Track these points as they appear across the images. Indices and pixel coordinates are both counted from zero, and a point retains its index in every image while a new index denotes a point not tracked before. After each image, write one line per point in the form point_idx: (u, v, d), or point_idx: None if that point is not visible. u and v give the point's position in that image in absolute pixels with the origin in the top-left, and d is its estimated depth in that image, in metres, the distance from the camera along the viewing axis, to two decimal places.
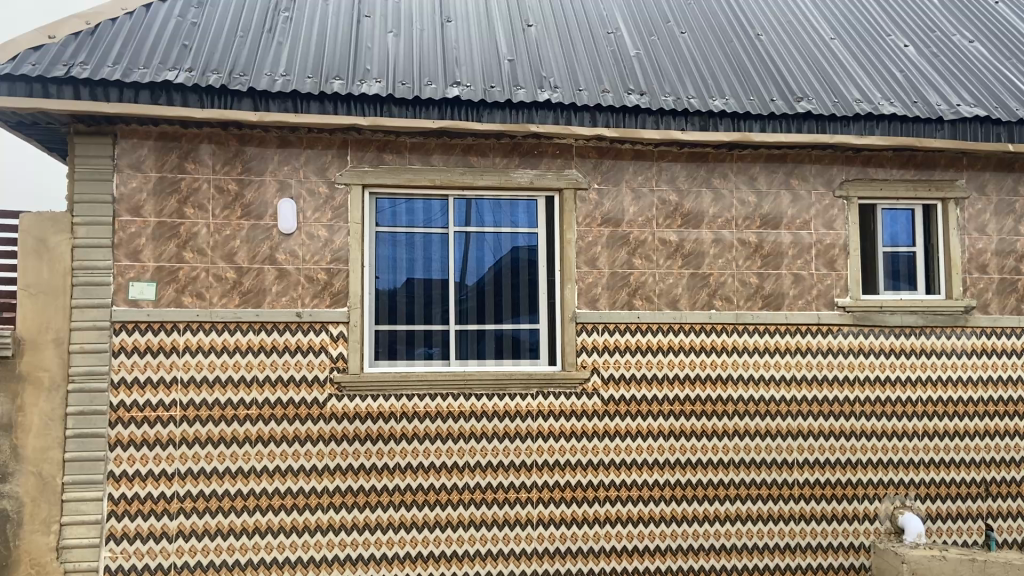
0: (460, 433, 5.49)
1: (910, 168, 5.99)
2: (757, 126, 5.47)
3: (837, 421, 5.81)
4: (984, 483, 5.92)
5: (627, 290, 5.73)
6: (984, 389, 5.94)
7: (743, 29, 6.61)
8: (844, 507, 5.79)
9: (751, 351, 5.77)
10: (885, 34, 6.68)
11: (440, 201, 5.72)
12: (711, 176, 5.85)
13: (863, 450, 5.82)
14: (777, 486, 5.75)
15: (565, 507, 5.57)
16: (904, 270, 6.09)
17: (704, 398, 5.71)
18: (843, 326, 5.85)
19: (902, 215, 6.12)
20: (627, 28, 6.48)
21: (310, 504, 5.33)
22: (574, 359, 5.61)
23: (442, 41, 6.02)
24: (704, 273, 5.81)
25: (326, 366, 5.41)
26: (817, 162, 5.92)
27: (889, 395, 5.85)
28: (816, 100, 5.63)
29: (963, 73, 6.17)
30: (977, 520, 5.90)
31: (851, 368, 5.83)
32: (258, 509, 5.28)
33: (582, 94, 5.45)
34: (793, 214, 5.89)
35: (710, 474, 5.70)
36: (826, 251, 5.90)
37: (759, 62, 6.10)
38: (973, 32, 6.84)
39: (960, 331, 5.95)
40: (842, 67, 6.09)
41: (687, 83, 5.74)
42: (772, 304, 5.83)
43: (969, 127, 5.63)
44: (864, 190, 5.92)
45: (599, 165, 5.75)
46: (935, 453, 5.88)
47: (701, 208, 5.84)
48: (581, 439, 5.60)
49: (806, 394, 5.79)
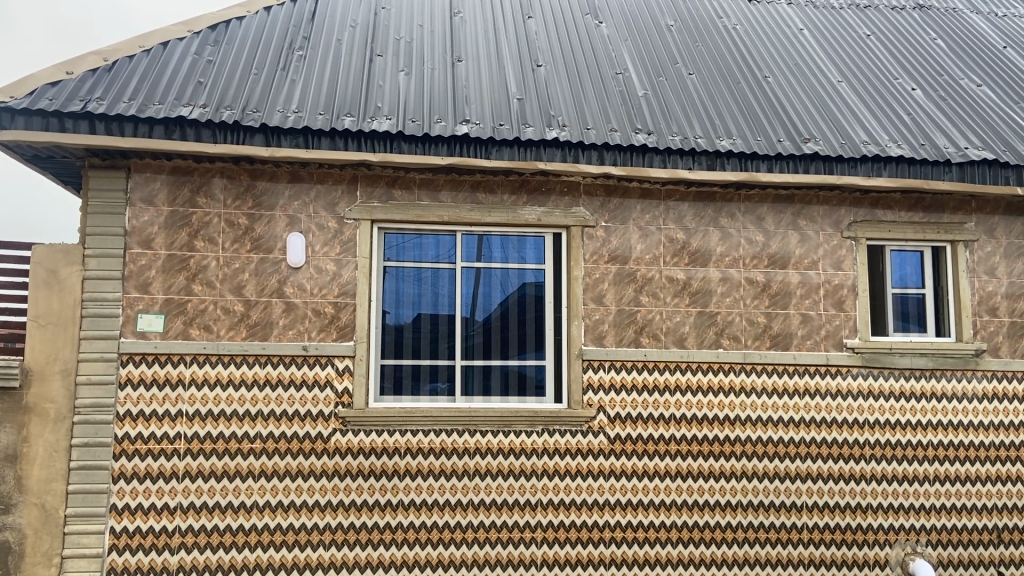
0: (463, 470, 5.45)
1: (919, 210, 5.97)
2: (764, 166, 5.51)
3: (847, 464, 5.72)
4: (996, 529, 5.80)
5: (634, 327, 5.72)
6: (995, 433, 5.85)
7: (751, 70, 6.67)
8: (855, 552, 5.68)
9: (759, 392, 5.72)
10: (893, 77, 6.72)
11: (449, 237, 5.75)
12: (719, 215, 5.86)
13: (873, 493, 5.72)
14: (785, 529, 5.66)
15: (569, 548, 5.50)
16: (913, 312, 6.04)
17: (711, 439, 5.65)
18: (851, 367, 5.80)
19: (911, 257, 6.09)
20: (635, 68, 6.56)
21: (312, 541, 5.28)
22: (580, 397, 5.58)
23: (452, 79, 6.10)
24: (711, 311, 5.79)
25: (331, 401, 5.40)
26: (825, 203, 5.92)
27: (898, 438, 5.77)
28: (823, 141, 5.66)
29: (971, 117, 6.18)
30: (989, 567, 5.78)
31: (860, 411, 5.76)
32: (258, 545, 5.23)
33: (590, 133, 5.51)
34: (801, 254, 5.88)
35: (717, 517, 5.62)
36: (835, 291, 5.87)
37: (767, 103, 6.15)
38: (981, 76, 6.87)
39: (971, 374, 5.88)
40: (850, 109, 6.13)
41: (695, 123, 5.79)
42: (781, 344, 5.80)
43: (977, 170, 5.62)
44: (873, 230, 5.91)
45: (606, 204, 5.78)
46: (945, 498, 5.78)
47: (709, 247, 5.84)
48: (586, 478, 5.55)
49: (815, 435, 5.72)
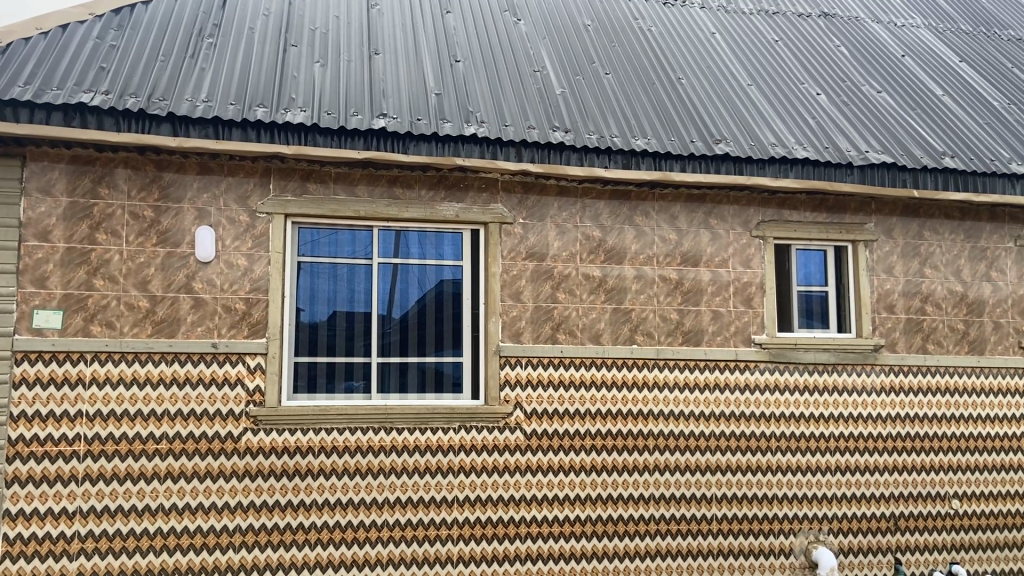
0: (380, 468, 5.38)
1: (823, 211, 6.16)
2: (677, 166, 5.62)
3: (755, 456, 5.89)
4: (893, 517, 6.04)
5: (550, 325, 5.76)
6: (893, 425, 6.10)
7: (665, 72, 6.81)
8: (760, 541, 5.86)
9: (672, 387, 5.84)
10: (799, 82, 6.96)
11: (365, 233, 5.66)
12: (634, 214, 5.96)
13: (778, 485, 5.91)
14: (695, 521, 5.79)
15: (486, 544, 5.50)
16: (817, 309, 6.24)
17: (626, 433, 5.74)
18: (759, 363, 5.97)
19: (815, 256, 6.28)
20: (553, 66, 6.60)
21: (220, 543, 5.13)
22: (498, 393, 5.58)
23: (369, 72, 6.02)
24: (626, 308, 5.88)
25: (242, 399, 5.25)
26: (735, 203, 6.07)
27: (802, 431, 5.97)
28: (734, 142, 5.81)
29: (871, 122, 6.45)
30: (886, 554, 6.01)
31: (767, 404, 5.94)
32: (165, 549, 5.05)
33: (508, 130, 5.52)
34: (712, 252, 6.02)
35: (630, 510, 5.71)
36: (743, 289, 6.03)
37: (680, 104, 6.28)
38: (880, 82, 7.16)
39: (870, 369, 6.10)
40: (759, 112, 6.32)
41: (611, 122, 5.87)
42: (692, 340, 5.93)
43: (877, 173, 5.87)
44: (781, 230, 6.07)
45: (524, 201, 5.80)
46: (845, 488, 5.99)
47: (624, 245, 5.92)
48: (503, 474, 5.56)
49: (725, 429, 5.87)
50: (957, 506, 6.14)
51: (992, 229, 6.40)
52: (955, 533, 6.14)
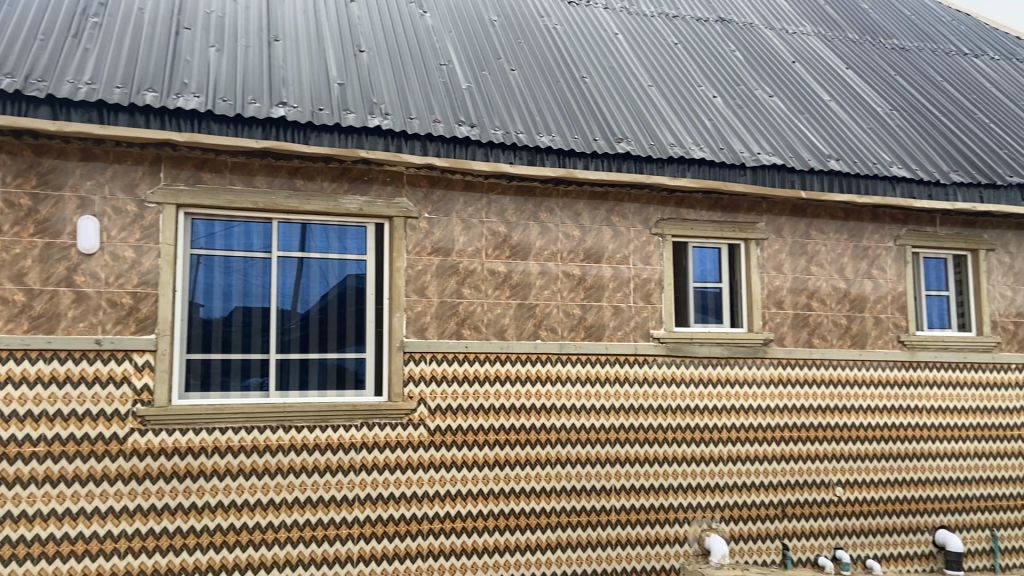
0: (278, 468, 5.24)
1: (719, 210, 6.37)
2: (580, 164, 5.70)
3: (652, 448, 6.04)
4: (780, 504, 6.29)
5: (455, 320, 5.74)
6: (781, 416, 6.34)
7: (569, 70, 6.88)
8: (656, 530, 6.02)
9: (574, 381, 5.92)
10: (696, 84, 7.17)
11: (263, 225, 5.47)
12: (539, 210, 6.00)
13: (674, 475, 6.08)
14: (594, 512, 5.90)
15: (387, 542, 5.45)
16: (711, 305, 6.44)
17: (529, 428, 5.78)
18: (657, 357, 6.13)
19: (710, 254, 6.49)
20: (459, 60, 6.57)
21: (119, 549, 4.92)
22: (401, 390, 5.53)
23: (268, 59, 5.83)
24: (530, 303, 5.92)
25: (128, 399, 5.00)
26: (636, 201, 6.20)
27: (697, 422, 6.15)
28: (634, 141, 5.94)
29: (764, 125, 6.71)
30: (775, 540, 6.25)
31: (664, 397, 6.10)
32: (31, 558, 4.74)
33: (413, 123, 5.47)
34: (614, 249, 6.13)
35: (532, 503, 5.76)
36: (643, 285, 6.17)
37: (584, 103, 6.37)
38: (772, 87, 7.47)
39: (759, 362, 6.34)
40: (659, 112, 6.47)
41: (516, 118, 5.89)
42: (594, 335, 6.03)
43: (768, 174, 6.12)
44: (678, 228, 6.25)
45: (429, 195, 5.75)
46: (735, 477, 6.21)
47: (528, 241, 5.96)
48: (405, 471, 5.50)
49: (625, 421, 6.00)
50: (840, 493, 6.41)
51: (873, 230, 6.70)
52: (840, 519, 6.41)
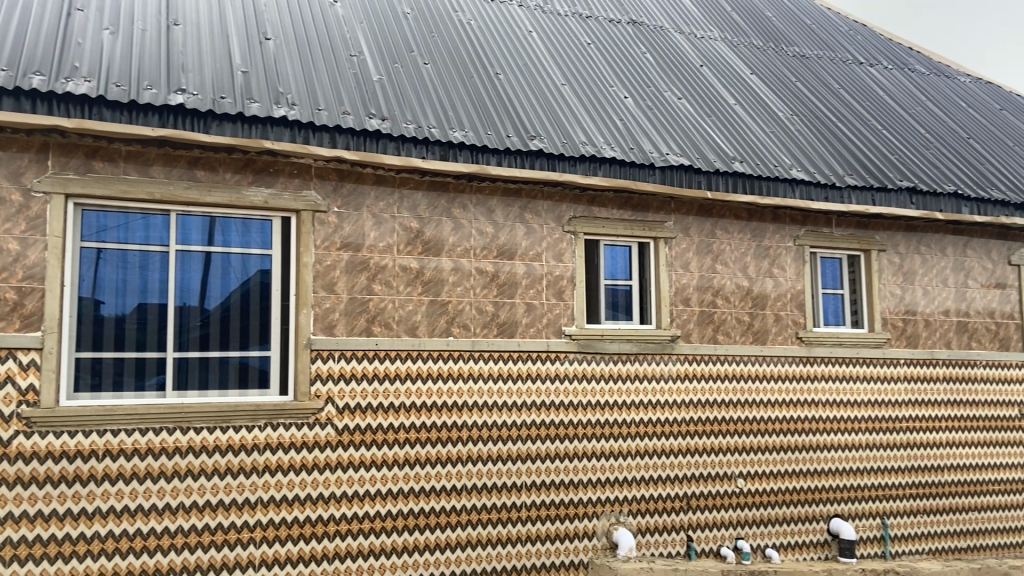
0: (176, 470, 5.03)
1: (629, 208, 6.46)
2: (493, 160, 5.68)
3: (562, 444, 6.09)
4: (685, 497, 6.45)
5: (366, 317, 5.63)
6: (687, 410, 6.50)
7: (482, 66, 6.85)
8: (565, 526, 6.07)
9: (486, 378, 5.91)
10: (608, 84, 7.27)
11: (161, 217, 5.22)
12: (451, 206, 5.94)
13: (583, 470, 6.14)
14: (505, 509, 5.90)
15: (293, 545, 5.29)
16: (622, 302, 6.54)
17: (440, 426, 5.74)
18: (568, 353, 6.17)
19: (621, 252, 6.57)
20: (370, 52, 6.44)
21: (121, 548, 4.89)
22: (308, 389, 5.39)
23: (167, 44, 5.57)
24: (442, 300, 5.86)
25: (11, 400, 4.70)
26: (548, 198, 6.22)
27: (606, 418, 6.24)
28: (547, 139, 5.97)
29: (672, 127, 6.85)
30: (679, 532, 6.41)
31: (574, 393, 6.16)
32: (30, 559, 4.67)
33: (321, 114, 5.33)
34: (527, 246, 6.14)
35: (441, 502, 5.72)
36: (556, 282, 6.21)
37: (497, 99, 6.35)
38: (681, 90, 7.64)
39: (667, 358, 6.48)
40: (571, 111, 6.52)
41: (428, 113, 5.82)
42: (506, 332, 6.02)
43: (676, 174, 6.26)
44: (590, 226, 6.31)
45: (339, 188, 5.62)
46: (643, 471, 6.33)
47: (441, 237, 5.90)
48: (312, 472, 5.37)
49: (536, 418, 6.02)
50: (742, 484, 6.62)
51: (774, 230, 6.94)
52: (741, 510, 6.62)
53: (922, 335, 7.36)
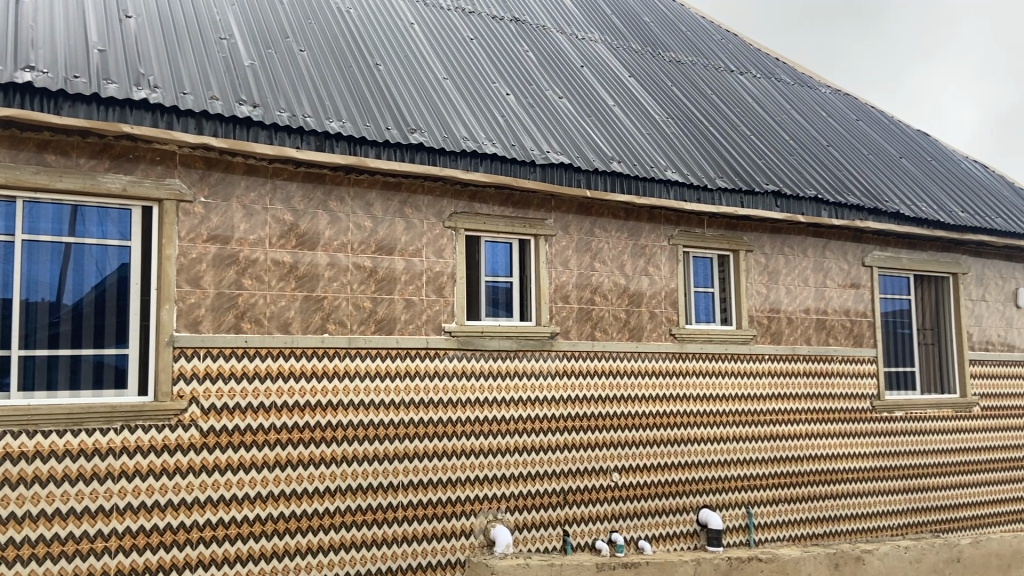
0: (20, 478, 4.65)
1: (510, 205, 6.46)
2: (372, 153, 5.54)
3: (440, 442, 6.02)
4: (562, 492, 6.51)
5: (234, 312, 5.37)
6: (564, 406, 6.56)
7: (361, 56, 6.68)
8: (443, 525, 5.99)
9: (362, 376, 5.76)
10: (489, 80, 7.24)
11: (4, 204, 4.80)
12: (328, 199, 5.75)
13: (461, 468, 6.09)
14: (381, 510, 5.76)
15: (151, 554, 5.00)
16: (502, 299, 6.53)
17: (314, 426, 5.55)
18: (448, 350, 6.11)
19: (502, 249, 6.55)
20: (242, 36, 6.16)
21: (22, 556, 4.64)
22: (170, 389, 5.10)
23: (13, 16, 5.12)
24: (318, 296, 5.66)
25: None
26: (429, 193, 6.13)
27: (485, 414, 6.21)
28: (427, 132, 5.88)
29: (553, 125, 6.91)
30: (556, 527, 6.45)
31: (453, 390, 6.09)
32: None
33: (187, 98, 5.05)
34: (406, 241, 6.02)
35: (315, 504, 5.53)
36: (435, 278, 6.12)
37: (376, 90, 6.21)
38: (562, 89, 7.72)
39: (546, 355, 6.52)
40: (452, 106, 6.46)
41: (304, 102, 5.62)
42: (384, 329, 5.89)
43: (556, 172, 6.31)
44: (470, 222, 6.26)
45: (206, 177, 5.34)
46: (521, 467, 6.34)
47: (317, 230, 5.69)
48: (174, 477, 5.09)
49: (414, 416, 5.92)
50: (617, 478, 6.76)
51: (650, 230, 7.12)
52: (616, 503, 6.75)
53: (785, 333, 7.74)
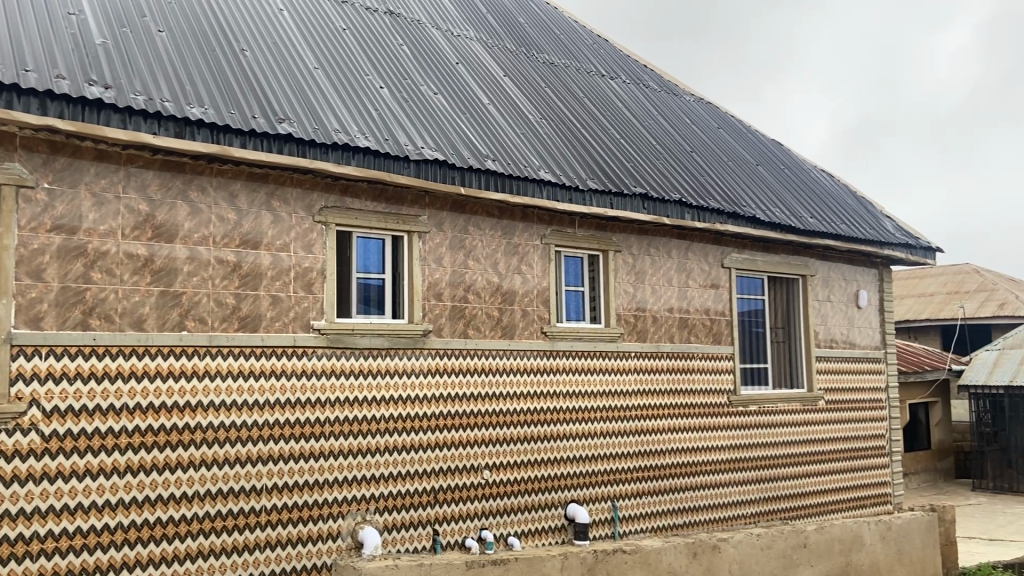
0: None
1: (383, 200, 6.35)
2: (237, 142, 5.29)
3: (306, 443, 5.84)
4: (432, 491, 6.47)
5: (81, 308, 5.02)
6: (435, 405, 6.53)
7: (226, 40, 6.39)
8: (309, 528, 5.82)
9: (224, 376, 5.51)
10: (363, 73, 7.10)
11: None
12: (188, 188, 5.46)
13: (329, 469, 5.93)
14: (243, 515, 5.54)
15: None
16: (374, 297, 6.40)
17: (170, 428, 5.28)
18: (316, 348, 5.93)
19: (374, 245, 6.42)
20: (93, 12, 5.75)
21: None
22: (6, 390, 4.73)
23: None
24: (175, 291, 5.37)
25: None
26: (298, 186, 5.94)
27: (354, 414, 6.08)
28: (297, 123, 5.69)
29: (427, 121, 6.85)
30: (425, 526, 6.41)
31: (322, 390, 5.93)
32: None
33: (29, 76, 4.66)
34: (273, 235, 5.80)
35: (167, 511, 5.26)
36: (304, 274, 5.93)
37: (242, 77, 5.95)
38: (437, 85, 7.68)
39: (418, 353, 6.47)
40: (323, 97, 6.28)
41: (162, 85, 5.31)
42: (249, 326, 5.65)
43: (431, 169, 6.25)
44: (341, 217, 6.10)
45: (50, 162, 4.97)
46: (391, 467, 6.26)
47: (175, 222, 5.39)
48: (10, 485, 4.73)
49: (278, 417, 5.72)
50: (487, 476, 6.79)
51: (523, 229, 7.20)
52: (486, 500, 6.78)
53: (650, 331, 8.04)
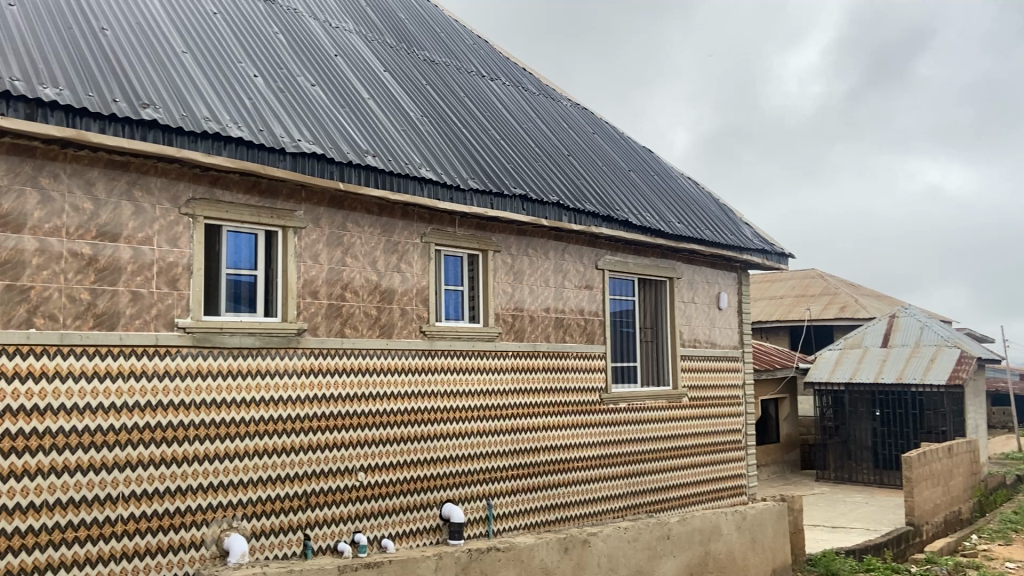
0: None
1: (256, 193, 6.09)
2: (96, 127, 4.92)
3: (169, 447, 5.51)
4: (304, 495, 6.28)
5: None
6: (309, 406, 6.33)
7: (84, 16, 5.93)
8: (170, 537, 5.50)
9: (78, 377, 5.11)
10: (235, 59, 6.78)
11: None
12: (39, 175, 5.04)
13: (193, 475, 5.63)
14: (97, 525, 5.16)
15: None
16: (245, 295, 6.14)
17: (14, 434, 4.85)
18: (181, 348, 5.61)
19: (245, 240, 6.16)
20: None
21: None
22: None
23: None
24: (22, 285, 4.94)
25: None
26: (163, 176, 5.60)
27: (223, 416, 5.80)
28: (163, 109, 5.35)
29: (304, 113, 6.63)
30: (296, 531, 6.22)
31: (187, 391, 5.61)
32: None
33: None
34: (135, 228, 5.44)
35: (14, 522, 4.83)
36: (168, 269, 5.60)
37: (102, 57, 5.54)
38: (314, 76, 7.45)
39: (292, 352, 6.25)
40: (192, 82, 5.94)
41: (10, 61, 4.86)
42: (106, 324, 5.28)
43: (308, 162, 6.05)
44: (210, 210, 5.81)
45: None
46: (261, 471, 6.02)
47: (23, 211, 4.97)
48: None
49: (139, 420, 5.37)
50: (361, 477, 6.67)
51: (403, 226, 7.11)
52: (361, 502, 6.67)
53: (527, 330, 8.16)
